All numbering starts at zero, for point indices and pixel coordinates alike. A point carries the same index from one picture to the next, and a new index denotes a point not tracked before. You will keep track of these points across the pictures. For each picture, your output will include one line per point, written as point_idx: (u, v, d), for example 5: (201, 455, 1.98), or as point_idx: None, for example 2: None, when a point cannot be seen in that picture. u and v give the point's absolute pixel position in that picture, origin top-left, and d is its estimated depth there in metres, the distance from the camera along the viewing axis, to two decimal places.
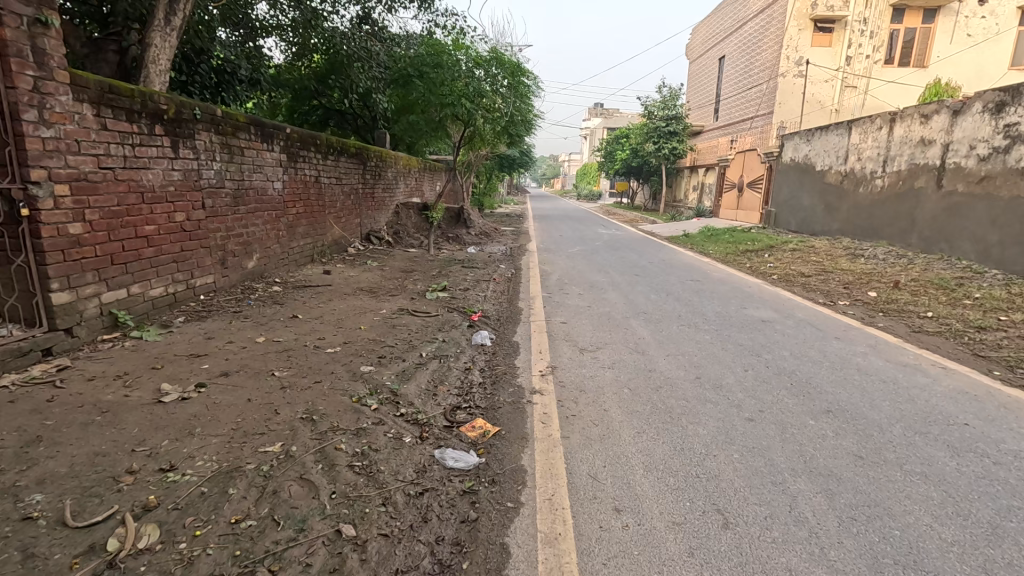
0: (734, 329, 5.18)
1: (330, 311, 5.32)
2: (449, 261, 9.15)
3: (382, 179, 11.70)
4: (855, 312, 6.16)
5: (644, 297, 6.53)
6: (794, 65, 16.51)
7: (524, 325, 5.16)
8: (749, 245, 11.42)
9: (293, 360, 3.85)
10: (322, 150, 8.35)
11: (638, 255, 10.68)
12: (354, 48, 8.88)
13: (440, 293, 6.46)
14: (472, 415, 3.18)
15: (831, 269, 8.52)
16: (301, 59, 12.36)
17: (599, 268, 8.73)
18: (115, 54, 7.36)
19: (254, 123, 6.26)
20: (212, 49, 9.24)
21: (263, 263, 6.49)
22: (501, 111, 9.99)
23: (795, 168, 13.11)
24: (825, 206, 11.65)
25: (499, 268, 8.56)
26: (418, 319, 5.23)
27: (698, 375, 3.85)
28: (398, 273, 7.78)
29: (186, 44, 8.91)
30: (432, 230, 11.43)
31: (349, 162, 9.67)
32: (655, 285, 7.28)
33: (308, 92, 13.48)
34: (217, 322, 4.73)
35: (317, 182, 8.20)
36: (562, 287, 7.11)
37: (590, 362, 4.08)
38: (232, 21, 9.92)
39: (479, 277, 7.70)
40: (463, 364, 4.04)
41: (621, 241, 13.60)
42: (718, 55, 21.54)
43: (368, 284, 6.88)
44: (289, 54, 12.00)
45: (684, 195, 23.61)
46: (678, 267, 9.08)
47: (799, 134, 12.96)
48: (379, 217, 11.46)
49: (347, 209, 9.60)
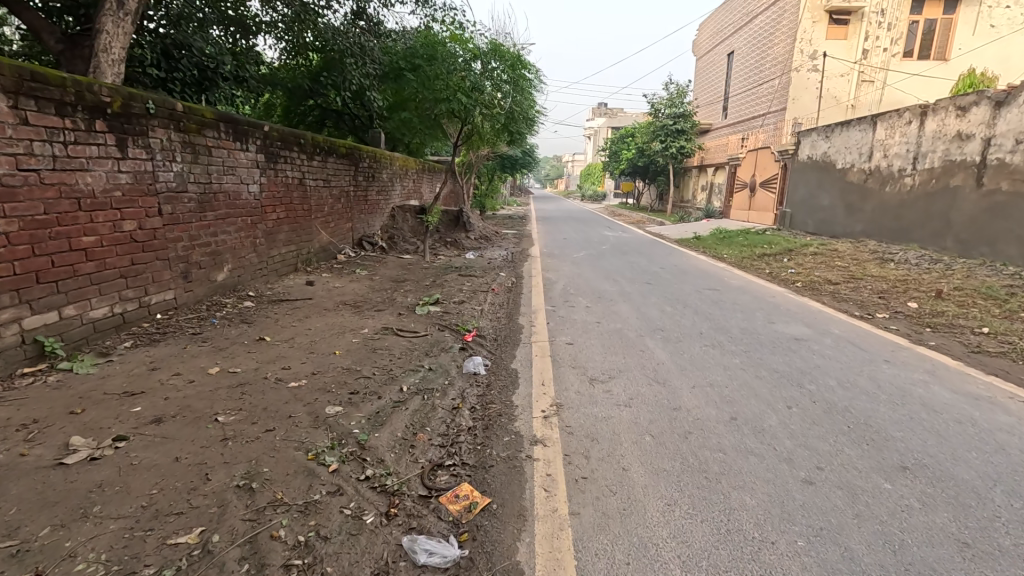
0: (766, 351, 4.50)
1: (305, 331, 4.68)
2: (445, 268, 8.51)
3: (377, 181, 11.08)
4: (898, 326, 5.47)
5: (659, 310, 5.86)
6: (807, 59, 15.85)
7: (525, 346, 4.51)
8: (766, 249, 10.73)
9: (246, 398, 3.21)
10: (306, 150, 7.72)
11: (647, 260, 10.01)
12: (348, 45, 8.53)
13: (431, 306, 5.81)
14: (457, 477, 2.53)
15: (860, 275, 7.84)
16: (296, 58, 11.82)
17: (606, 275, 8.06)
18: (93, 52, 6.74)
19: (224, 119, 5.63)
20: (195, 44, 8.66)
21: (236, 275, 5.87)
22: (502, 108, 9.10)
23: (813, 166, 12.40)
24: (847, 206, 10.94)
25: (499, 276, 7.92)
26: (403, 340, 4.58)
27: (734, 416, 3.18)
28: (388, 283, 7.14)
29: (166, 39, 8.36)
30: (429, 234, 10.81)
31: (340, 162, 9.06)
32: (671, 296, 6.61)
33: (301, 92, 12.85)
34: (170, 346, 4.10)
35: (301, 184, 7.58)
36: (567, 298, 6.45)
37: (602, 398, 3.42)
38: (222, 18, 9.35)
39: (476, 286, 7.05)
40: (452, 401, 3.39)
41: (629, 244, 12.92)
42: (727, 50, 20.81)
43: (354, 296, 6.25)
44: (282, 52, 11.45)
45: (692, 195, 22.88)
46: (692, 273, 8.41)
47: (817, 130, 12.27)
48: (373, 221, 10.84)
49: (336, 213, 8.99)
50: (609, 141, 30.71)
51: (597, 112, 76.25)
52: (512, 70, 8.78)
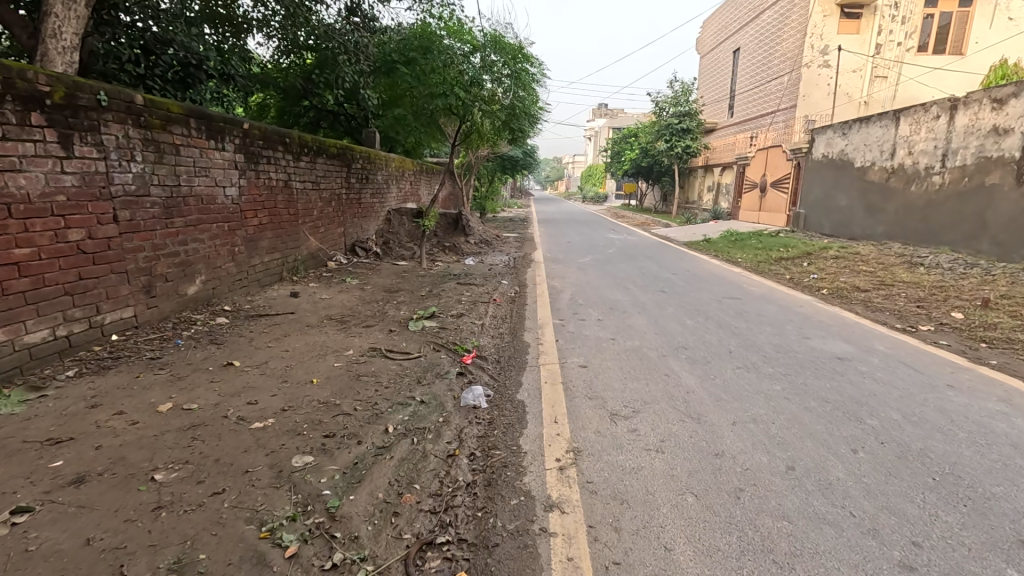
0: (809, 374, 3.92)
1: (281, 354, 4.11)
2: (443, 276, 7.94)
3: (371, 184, 10.51)
4: (949, 341, 4.88)
5: (679, 324, 5.29)
6: (817, 54, 15.32)
7: (531, 370, 3.94)
8: (782, 252, 10.17)
9: (195, 447, 2.63)
10: (292, 149, 7.14)
11: (658, 264, 9.44)
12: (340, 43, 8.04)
13: (427, 321, 5.24)
14: (451, 563, 1.96)
15: (891, 281, 7.28)
16: (288, 57, 11.28)
17: (616, 282, 7.49)
18: None
19: (195, 115, 5.06)
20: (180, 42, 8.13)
21: (210, 287, 5.31)
22: (501, 104, 8.48)
23: (829, 165, 11.83)
24: (867, 206, 10.37)
25: (501, 284, 7.35)
26: (393, 364, 4.01)
27: (792, 466, 2.60)
28: (380, 293, 6.58)
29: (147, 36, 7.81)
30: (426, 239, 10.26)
31: (330, 163, 8.50)
32: (690, 306, 6.04)
33: (294, 91, 12.27)
34: (120, 375, 3.52)
35: (286, 186, 7.01)
36: (577, 309, 5.88)
37: (627, 441, 2.85)
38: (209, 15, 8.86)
39: (476, 296, 6.48)
40: (447, 447, 2.81)
41: (637, 247, 12.36)
42: (733, 47, 20.23)
43: (342, 309, 5.68)
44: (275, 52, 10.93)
45: (698, 196, 22.30)
46: (707, 280, 7.83)
47: (833, 127, 11.69)
48: (367, 225, 10.29)
49: (327, 217, 8.42)
50: (611, 142, 30.14)
51: (598, 113, 75.72)
52: (514, 63, 8.09)
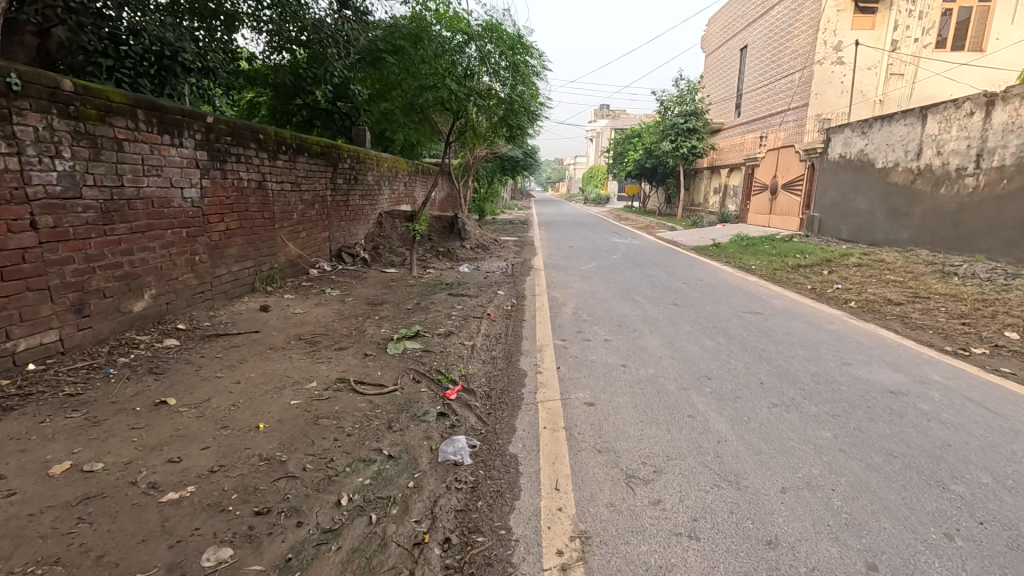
0: (861, 414, 3.27)
1: (229, 388, 3.45)
2: (434, 285, 7.28)
3: (360, 185, 9.86)
4: (1013, 369, 4.21)
5: (697, 345, 4.64)
6: (831, 51, 14.68)
7: (527, 409, 3.28)
8: (800, 259, 9.50)
9: (77, 536, 1.97)
10: (268, 147, 6.50)
11: (667, 272, 8.76)
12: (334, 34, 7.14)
13: (409, 342, 4.58)
14: None
15: (926, 294, 6.61)
16: (279, 57, 10.37)
17: (623, 293, 6.85)
18: (34, 37, 5.84)
19: (145, 105, 4.42)
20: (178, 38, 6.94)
21: (162, 302, 4.67)
22: (497, 99, 7.69)
23: (846, 166, 11.18)
24: (890, 209, 9.73)
25: (496, 296, 6.69)
26: (361, 401, 3.35)
27: (873, 564, 1.94)
28: (361, 306, 5.92)
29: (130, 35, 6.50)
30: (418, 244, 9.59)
31: (313, 162, 7.85)
32: (708, 324, 5.38)
33: (286, 88, 11.60)
34: (20, 419, 2.87)
35: (260, 187, 6.36)
36: (581, 326, 5.22)
37: (650, 521, 2.18)
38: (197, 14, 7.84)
39: (468, 311, 5.83)
40: (414, 530, 2.15)
41: (642, 252, 11.71)
42: (741, 44, 19.61)
43: (316, 326, 5.03)
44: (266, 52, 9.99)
45: (703, 198, 21.66)
46: (723, 290, 7.17)
47: (851, 125, 11.04)
48: (356, 229, 9.64)
49: (309, 221, 7.78)
50: (614, 142, 29.50)
51: (600, 113, 75.01)
52: (512, 54, 7.37)
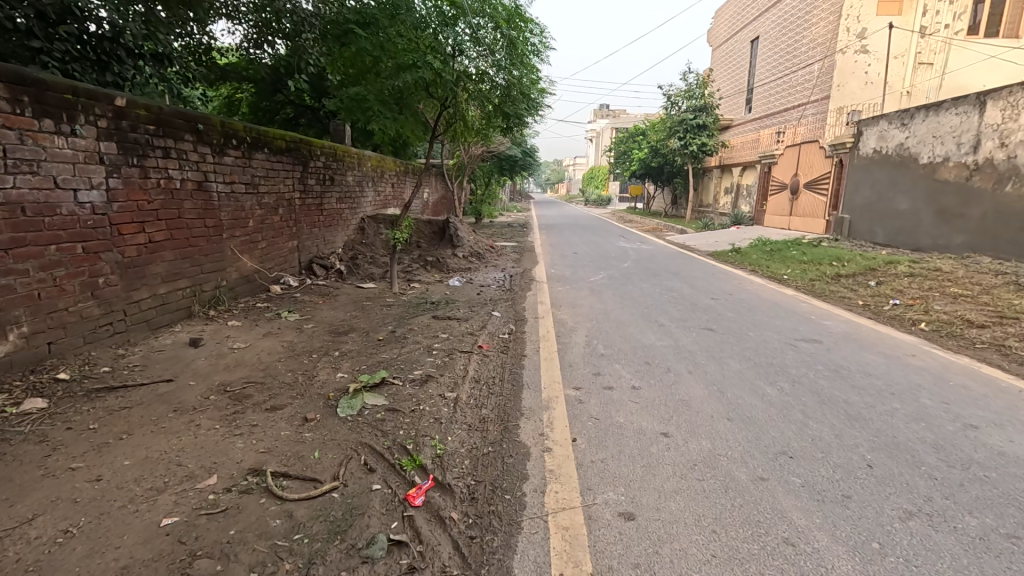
0: None
1: (77, 493, 2.26)
2: (416, 305, 6.10)
3: (337, 187, 8.69)
4: None
5: (757, 397, 3.46)
6: (854, 39, 13.66)
7: (528, 530, 2.11)
8: (839, 268, 8.36)
9: None
10: (208, 139, 5.31)
11: (690, 284, 7.60)
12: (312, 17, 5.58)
13: (368, 396, 3.38)
14: None
15: (1013, 312, 5.44)
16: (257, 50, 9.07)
17: (644, 313, 5.68)
18: None
19: (7, 76, 3.26)
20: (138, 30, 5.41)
21: (42, 342, 3.51)
22: (490, 85, 6.57)
23: (882, 162, 10.05)
24: (937, 210, 8.61)
25: (491, 318, 5.52)
26: (274, 515, 2.17)
27: None
28: (321, 335, 4.74)
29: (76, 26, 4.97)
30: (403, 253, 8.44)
31: (274, 159, 6.66)
32: (762, 361, 4.20)
33: (267, 84, 10.42)
34: None
35: (199, 188, 5.17)
36: (600, 365, 4.04)
37: None
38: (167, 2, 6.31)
39: (454, 342, 4.65)
40: None
41: (655, 259, 10.56)
42: (752, 36, 18.55)
43: (254, 369, 3.85)
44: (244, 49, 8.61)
45: (713, 199, 20.51)
46: (764, 309, 6.01)
47: (889, 116, 9.89)
48: (332, 237, 8.47)
49: (270, 229, 6.61)
50: (616, 140, 28.33)
51: (598, 113, 73.78)
52: (507, 27, 6.21)
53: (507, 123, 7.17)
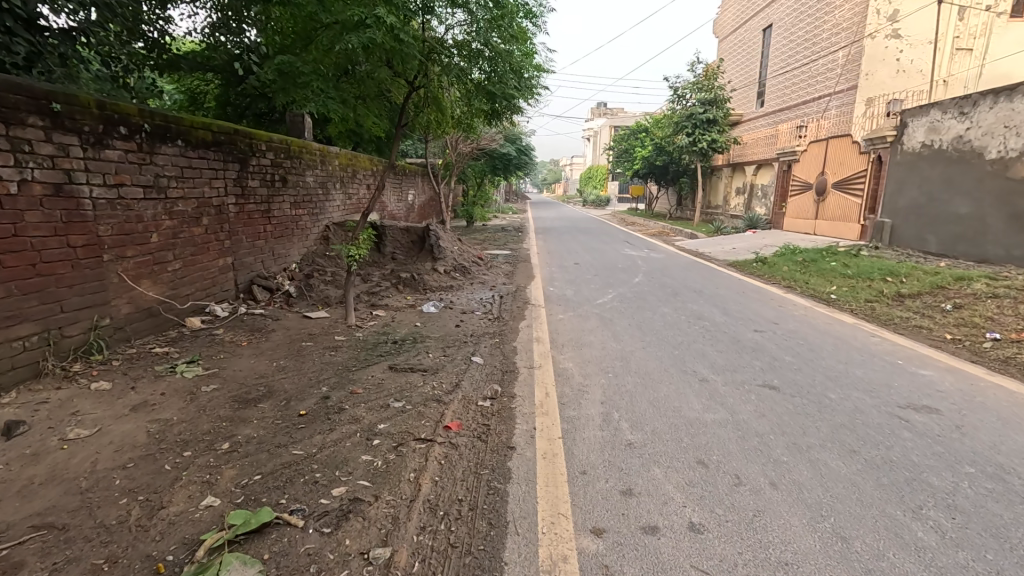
0: None
1: None
2: (373, 346, 4.61)
3: (292, 189, 7.19)
4: None
5: (915, 557, 1.98)
6: (885, 21, 12.20)
7: None
8: (899, 285, 6.93)
9: None
10: (74, 126, 3.83)
11: (722, 308, 6.17)
12: None
13: (230, 563, 1.91)
14: None
15: None
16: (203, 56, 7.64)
17: (676, 363, 4.19)
18: None
19: None
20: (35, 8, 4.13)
21: None
22: (471, 62, 5.20)
23: (935, 158, 8.61)
24: (1011, 214, 7.19)
25: (469, 369, 4.05)
26: None
27: None
28: (216, 408, 3.24)
29: None
30: (378, 280, 6.99)
31: (193, 154, 5.17)
32: (880, 458, 2.73)
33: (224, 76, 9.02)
34: None
35: (56, 191, 3.69)
36: (630, 473, 2.56)
37: None
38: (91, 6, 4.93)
39: (408, 421, 3.15)
40: None
41: (671, 270, 9.12)
42: (765, 24, 17.21)
43: (69, 491, 2.36)
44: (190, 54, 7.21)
45: (723, 199, 19.13)
46: (834, 351, 4.54)
47: (943, 104, 8.47)
48: (284, 251, 6.97)
49: (187, 244, 5.11)
50: (615, 137, 26.88)
51: (597, 112, 72.36)
52: None
53: (494, 111, 5.87)
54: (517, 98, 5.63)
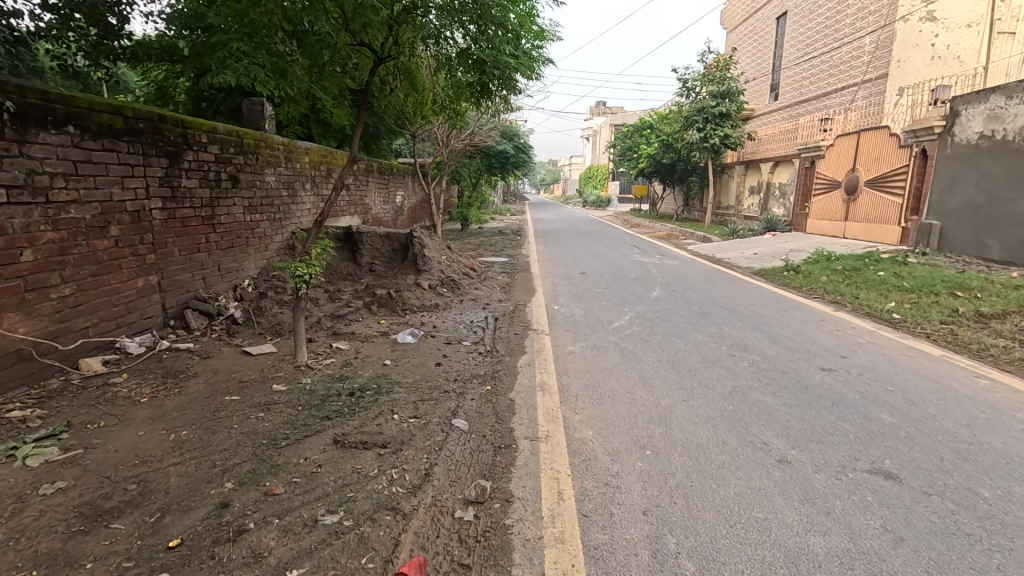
0: None
1: None
2: (320, 400, 3.40)
3: (246, 190, 5.99)
4: None
5: None
6: (920, 3, 10.98)
7: None
8: (975, 301, 5.76)
9: None
10: None
11: (771, 336, 4.95)
12: None
13: None
14: None
15: None
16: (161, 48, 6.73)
17: (737, 429, 2.99)
18: None
19: None
20: None
21: None
22: (456, 21, 4.03)
23: (998, 151, 7.44)
24: None
25: (447, 443, 2.85)
26: None
27: None
28: (36, 537, 2.04)
29: None
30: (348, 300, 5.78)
31: (94, 144, 3.97)
32: None
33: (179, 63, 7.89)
34: None
35: None
36: None
37: None
38: None
39: (341, 560, 1.96)
40: None
41: (693, 282, 7.92)
42: (779, 11, 16.07)
43: None
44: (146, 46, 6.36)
45: (736, 199, 17.96)
46: (947, 407, 3.34)
47: (1006, 87, 7.32)
48: (233, 264, 5.77)
49: (87, 262, 3.91)
50: (618, 135, 25.69)
51: (596, 111, 71.25)
52: None
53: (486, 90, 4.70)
54: (514, 70, 4.43)
